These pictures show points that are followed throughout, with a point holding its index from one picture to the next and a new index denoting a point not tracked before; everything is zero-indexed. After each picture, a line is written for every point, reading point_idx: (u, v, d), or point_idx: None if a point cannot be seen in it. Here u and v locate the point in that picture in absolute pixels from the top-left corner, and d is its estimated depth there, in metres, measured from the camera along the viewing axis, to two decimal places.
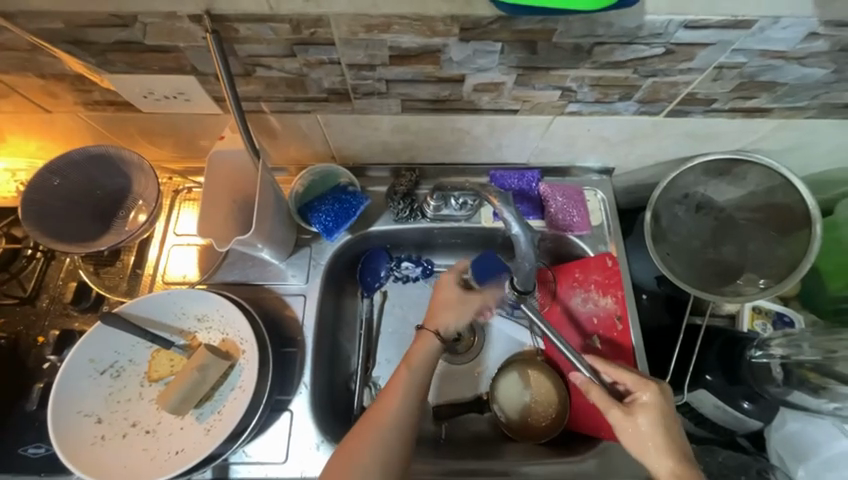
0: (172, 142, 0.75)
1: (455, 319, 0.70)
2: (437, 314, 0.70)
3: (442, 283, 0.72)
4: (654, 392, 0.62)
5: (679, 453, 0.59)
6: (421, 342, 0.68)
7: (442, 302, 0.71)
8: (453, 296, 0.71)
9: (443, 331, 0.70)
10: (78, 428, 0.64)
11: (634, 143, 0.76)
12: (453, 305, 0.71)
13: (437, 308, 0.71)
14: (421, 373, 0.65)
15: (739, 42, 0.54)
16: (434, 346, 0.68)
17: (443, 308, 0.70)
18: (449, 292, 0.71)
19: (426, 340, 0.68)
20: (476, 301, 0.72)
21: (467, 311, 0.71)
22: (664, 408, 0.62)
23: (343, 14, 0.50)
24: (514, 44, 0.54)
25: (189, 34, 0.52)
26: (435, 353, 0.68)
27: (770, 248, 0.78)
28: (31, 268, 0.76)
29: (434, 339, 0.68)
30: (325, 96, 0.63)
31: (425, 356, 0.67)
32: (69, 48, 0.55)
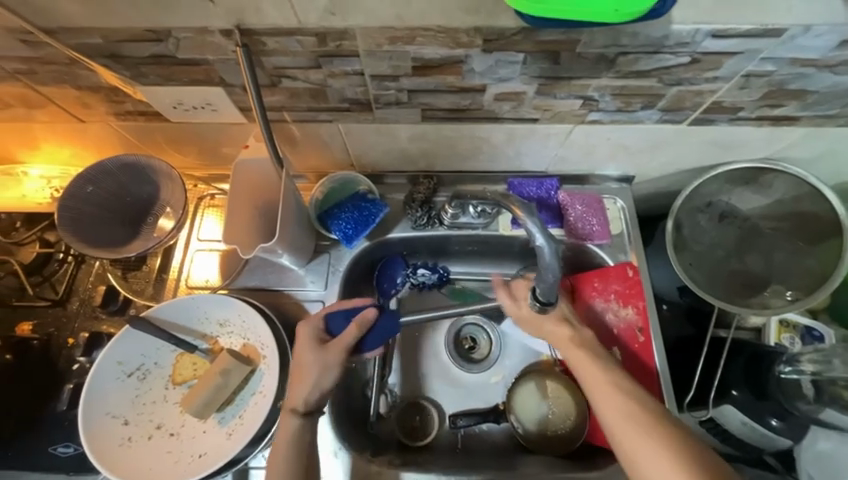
0: (197, 150, 0.78)
1: (312, 385, 0.63)
2: (291, 392, 0.63)
3: (301, 343, 0.66)
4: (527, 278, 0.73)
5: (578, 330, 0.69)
6: (282, 429, 0.63)
7: (293, 375, 0.65)
8: (303, 361, 0.64)
9: (301, 407, 0.63)
10: (106, 429, 0.66)
11: (656, 151, 0.75)
12: (308, 371, 0.64)
13: (294, 379, 0.64)
14: (292, 454, 0.61)
15: (768, 50, 0.53)
16: (293, 426, 0.62)
17: (300, 378, 0.64)
18: (302, 357, 0.65)
19: (283, 421, 0.62)
20: (333, 353, 0.65)
21: (324, 372, 0.64)
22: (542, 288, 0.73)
23: (368, 27, 0.50)
24: (537, 54, 0.54)
25: (219, 47, 0.54)
26: (296, 431, 0.62)
27: (797, 259, 0.76)
28: (63, 271, 0.79)
29: (288, 416, 0.62)
30: (347, 105, 0.64)
31: (288, 442, 0.61)
32: (105, 62, 0.57)
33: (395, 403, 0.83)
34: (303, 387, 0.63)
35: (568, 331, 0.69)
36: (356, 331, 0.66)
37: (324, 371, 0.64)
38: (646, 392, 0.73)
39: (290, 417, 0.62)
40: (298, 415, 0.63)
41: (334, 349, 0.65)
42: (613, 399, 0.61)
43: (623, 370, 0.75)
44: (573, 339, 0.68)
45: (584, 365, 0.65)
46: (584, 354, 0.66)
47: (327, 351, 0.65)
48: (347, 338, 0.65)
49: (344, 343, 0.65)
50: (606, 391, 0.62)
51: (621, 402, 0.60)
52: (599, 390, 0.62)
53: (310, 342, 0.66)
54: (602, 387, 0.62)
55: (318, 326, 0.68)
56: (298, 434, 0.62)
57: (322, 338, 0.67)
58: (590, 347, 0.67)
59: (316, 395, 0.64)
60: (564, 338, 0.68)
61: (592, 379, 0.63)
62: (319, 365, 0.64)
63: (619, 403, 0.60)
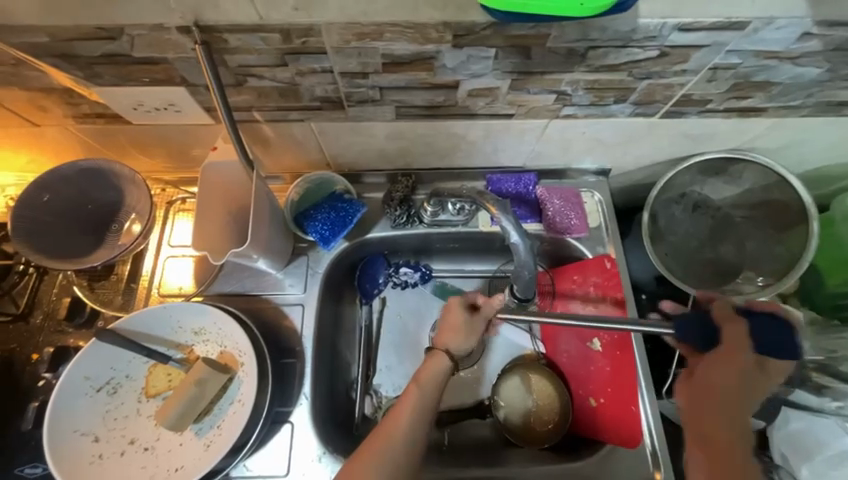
0: (164, 152, 0.74)
1: (463, 339, 0.70)
2: (446, 336, 0.70)
3: (723, 320, 0.63)
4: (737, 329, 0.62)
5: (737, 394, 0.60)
6: (429, 361, 0.68)
7: (447, 325, 0.71)
8: (455, 318, 0.71)
9: (453, 352, 0.70)
10: (74, 447, 0.63)
11: (630, 144, 0.76)
12: (468, 320, 0.71)
13: (448, 327, 0.71)
14: (430, 393, 0.65)
15: (733, 43, 0.53)
16: (447, 366, 0.68)
17: (454, 332, 0.70)
18: (453, 312, 0.71)
19: (436, 360, 0.68)
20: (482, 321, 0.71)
21: (471, 332, 0.71)
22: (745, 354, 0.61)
23: (334, 23, 0.49)
24: (507, 50, 0.53)
25: (178, 44, 0.51)
26: (448, 367, 0.68)
27: (766, 247, 0.80)
28: (23, 284, 0.75)
29: (443, 356, 0.68)
30: (319, 104, 0.63)
31: (437, 378, 0.66)
32: (56, 62, 0.54)
33: (380, 404, 0.81)
34: (457, 336, 0.70)
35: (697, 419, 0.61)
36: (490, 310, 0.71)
37: (472, 328, 0.71)
38: (623, 381, 0.76)
39: (446, 357, 0.68)
40: (448, 358, 0.68)
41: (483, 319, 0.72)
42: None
43: (602, 361, 0.78)
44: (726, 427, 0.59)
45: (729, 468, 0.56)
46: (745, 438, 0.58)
47: (481, 321, 0.71)
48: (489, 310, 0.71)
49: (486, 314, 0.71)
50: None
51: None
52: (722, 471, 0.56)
53: (464, 307, 0.71)
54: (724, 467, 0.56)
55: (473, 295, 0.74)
56: (445, 373, 0.67)
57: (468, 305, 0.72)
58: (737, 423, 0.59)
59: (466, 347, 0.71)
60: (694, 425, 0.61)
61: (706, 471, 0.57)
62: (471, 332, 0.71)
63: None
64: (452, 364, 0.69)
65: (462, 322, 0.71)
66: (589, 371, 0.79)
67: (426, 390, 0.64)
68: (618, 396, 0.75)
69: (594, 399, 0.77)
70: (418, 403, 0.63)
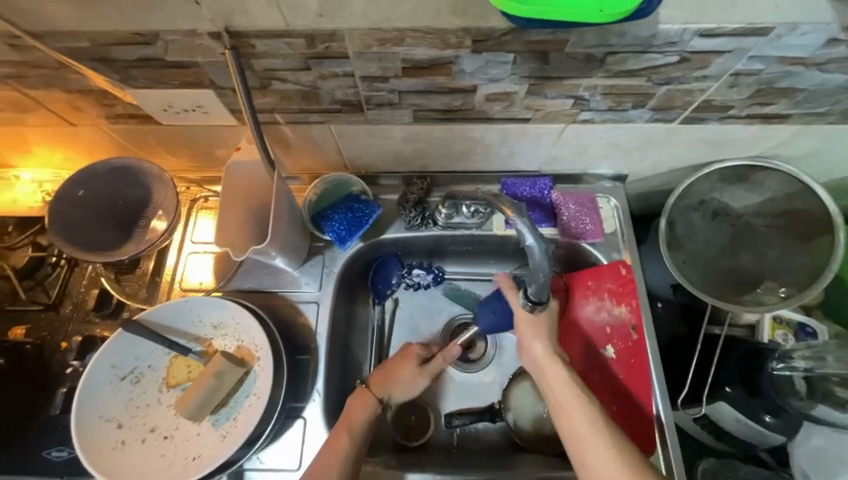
0: (190, 152, 0.77)
1: (396, 390, 0.72)
2: (381, 382, 0.72)
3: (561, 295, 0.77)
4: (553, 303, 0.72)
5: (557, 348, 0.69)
6: (359, 404, 0.69)
7: (386, 372, 0.73)
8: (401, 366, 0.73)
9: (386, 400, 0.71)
10: (99, 433, 0.65)
11: (648, 150, 0.75)
12: (416, 369, 0.73)
13: (389, 377, 0.72)
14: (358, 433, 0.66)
15: (757, 49, 0.53)
16: (377, 411, 0.69)
17: (389, 379, 0.72)
18: (403, 364, 0.73)
19: (363, 400, 0.69)
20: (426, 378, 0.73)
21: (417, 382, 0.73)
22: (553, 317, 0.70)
23: (357, 29, 0.50)
24: (526, 55, 0.54)
25: (208, 49, 0.53)
26: (376, 411, 0.69)
27: (788, 257, 0.78)
28: (55, 275, 0.79)
29: (373, 401, 0.70)
30: (339, 107, 0.64)
31: (367, 416, 0.68)
32: (95, 65, 0.57)
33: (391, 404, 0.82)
34: (399, 385, 0.72)
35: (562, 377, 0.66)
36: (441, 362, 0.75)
37: (418, 378, 0.73)
38: (638, 390, 0.74)
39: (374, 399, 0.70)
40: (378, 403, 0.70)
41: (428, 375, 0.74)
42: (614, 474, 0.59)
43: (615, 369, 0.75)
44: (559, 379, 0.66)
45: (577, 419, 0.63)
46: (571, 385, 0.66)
47: (426, 376, 0.73)
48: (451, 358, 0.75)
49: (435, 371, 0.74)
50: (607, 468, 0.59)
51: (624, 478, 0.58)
52: (587, 449, 0.61)
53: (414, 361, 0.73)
54: (593, 442, 0.61)
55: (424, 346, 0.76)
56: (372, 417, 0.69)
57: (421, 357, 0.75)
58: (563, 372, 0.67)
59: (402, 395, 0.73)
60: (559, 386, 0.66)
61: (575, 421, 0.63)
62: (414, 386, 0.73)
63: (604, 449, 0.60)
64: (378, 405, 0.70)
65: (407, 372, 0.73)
66: (595, 381, 0.75)
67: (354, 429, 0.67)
68: (630, 404, 0.74)
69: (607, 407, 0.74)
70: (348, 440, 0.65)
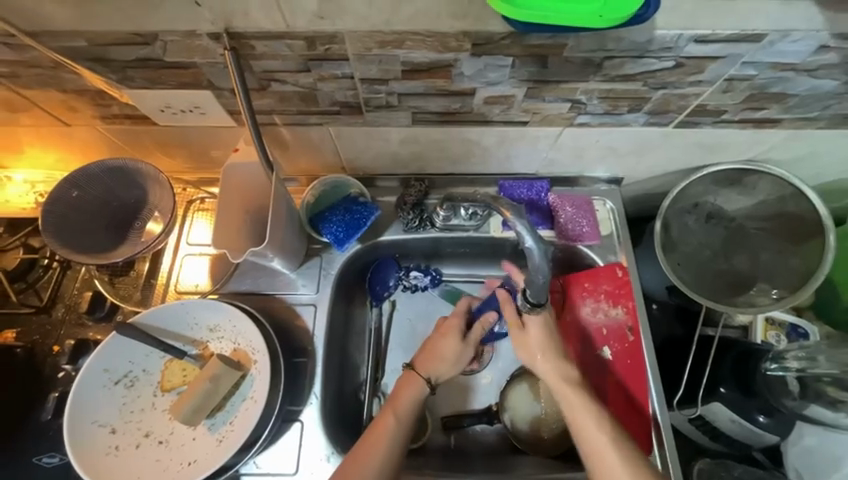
0: (186, 153, 0.77)
1: (443, 366, 0.72)
2: (427, 361, 0.72)
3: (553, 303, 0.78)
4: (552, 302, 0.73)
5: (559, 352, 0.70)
6: (406, 385, 0.70)
7: (429, 353, 0.73)
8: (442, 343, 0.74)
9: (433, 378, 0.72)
10: (92, 438, 0.64)
11: (643, 153, 0.76)
12: (456, 341, 0.74)
13: (433, 356, 0.73)
14: (406, 417, 0.67)
15: (749, 55, 0.54)
16: (424, 393, 0.70)
17: (437, 358, 0.72)
18: (448, 341, 0.74)
19: (412, 381, 0.71)
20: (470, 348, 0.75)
21: (461, 359, 0.74)
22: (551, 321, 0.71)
23: (358, 31, 0.50)
24: (525, 58, 0.54)
25: (207, 50, 0.53)
26: (422, 394, 0.70)
27: (780, 259, 0.79)
28: (47, 277, 0.78)
29: (422, 383, 0.70)
30: (338, 109, 0.64)
31: (415, 398, 0.69)
32: (91, 66, 0.56)
33: None
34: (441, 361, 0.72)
35: (568, 381, 0.68)
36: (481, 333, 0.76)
37: (464, 349, 0.74)
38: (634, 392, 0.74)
39: (422, 378, 0.71)
40: (426, 382, 0.71)
41: (472, 347, 0.75)
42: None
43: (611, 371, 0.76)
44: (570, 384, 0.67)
45: (588, 424, 0.64)
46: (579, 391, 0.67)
47: (471, 346, 0.75)
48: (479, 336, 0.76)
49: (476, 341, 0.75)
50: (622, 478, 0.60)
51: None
52: (602, 454, 0.62)
53: (458, 333, 0.75)
54: (604, 445, 0.62)
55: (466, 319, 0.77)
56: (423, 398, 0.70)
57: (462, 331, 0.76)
58: (562, 371, 0.68)
59: (454, 370, 0.74)
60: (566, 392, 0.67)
61: (585, 429, 0.64)
62: (461, 359, 0.74)
63: (614, 453, 0.62)
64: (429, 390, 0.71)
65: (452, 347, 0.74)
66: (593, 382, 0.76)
67: (401, 409, 0.68)
68: (627, 406, 0.74)
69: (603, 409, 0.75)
70: (397, 421, 0.66)
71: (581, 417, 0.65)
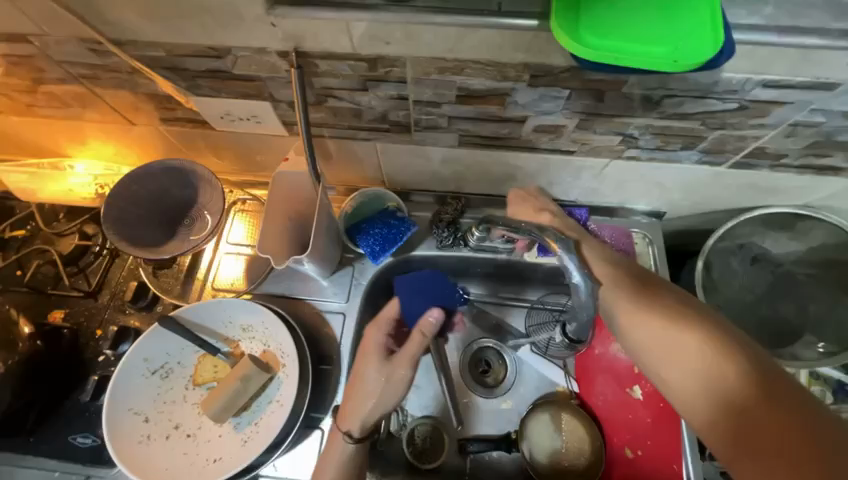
0: (236, 157, 0.80)
1: (369, 402, 0.64)
2: (347, 412, 0.65)
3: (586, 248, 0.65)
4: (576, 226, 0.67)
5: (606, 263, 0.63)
6: (330, 447, 0.65)
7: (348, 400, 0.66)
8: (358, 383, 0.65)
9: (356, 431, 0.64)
10: (127, 425, 0.66)
11: (691, 190, 0.74)
12: (377, 367, 0.65)
13: (352, 403, 0.65)
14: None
15: (820, 102, 0.52)
16: (350, 448, 0.64)
17: (358, 397, 0.64)
18: (365, 368, 0.65)
19: (337, 440, 0.65)
20: (402, 366, 0.64)
21: (387, 385, 0.64)
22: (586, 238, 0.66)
23: (420, 57, 0.52)
24: (582, 92, 0.54)
25: (274, 66, 0.56)
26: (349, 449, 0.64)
27: (832, 311, 0.76)
28: (97, 264, 0.82)
29: (344, 439, 0.64)
30: (387, 126, 0.66)
31: (340, 459, 0.64)
32: (166, 73, 0.59)
33: (406, 422, 0.82)
34: (357, 405, 0.64)
35: (612, 288, 0.60)
36: (421, 338, 0.64)
37: (390, 374, 0.64)
38: (665, 436, 0.73)
39: (343, 434, 0.64)
40: (349, 437, 0.64)
41: (400, 363, 0.64)
42: (699, 364, 0.51)
43: (642, 412, 0.75)
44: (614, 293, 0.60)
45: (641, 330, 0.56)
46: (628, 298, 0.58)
47: (395, 364, 0.64)
48: (413, 349, 0.65)
49: (413, 354, 0.64)
50: (692, 367, 0.52)
51: (713, 380, 0.50)
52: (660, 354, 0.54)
53: (379, 355, 0.66)
54: (661, 336, 0.54)
55: (389, 331, 0.68)
56: (353, 457, 0.64)
57: (388, 351, 0.67)
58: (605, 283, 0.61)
59: (385, 406, 0.64)
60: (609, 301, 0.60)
61: (642, 333, 0.56)
62: (386, 382, 0.64)
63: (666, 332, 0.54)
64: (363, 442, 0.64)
65: (373, 372, 0.64)
66: (622, 420, 0.76)
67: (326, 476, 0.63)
68: (658, 451, 0.73)
69: (631, 449, 0.74)
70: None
71: (634, 321, 0.57)
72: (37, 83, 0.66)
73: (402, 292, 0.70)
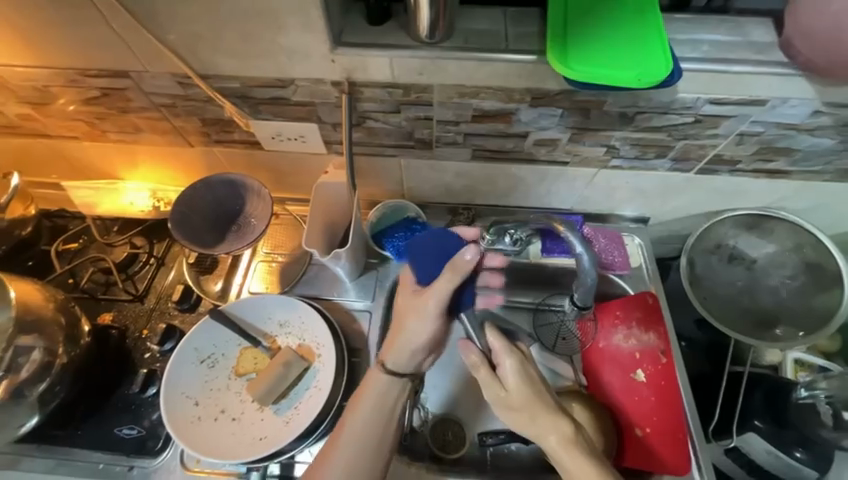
0: (277, 177, 0.92)
1: (408, 341, 0.69)
2: (387, 352, 0.71)
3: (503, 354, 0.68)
4: (516, 358, 0.68)
5: (539, 405, 0.65)
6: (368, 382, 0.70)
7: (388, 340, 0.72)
8: (397, 322, 0.71)
9: (394, 367, 0.70)
10: (180, 407, 0.73)
11: (669, 196, 0.87)
12: (416, 316, 0.67)
13: (391, 341, 0.71)
14: (373, 411, 0.69)
15: (757, 115, 0.67)
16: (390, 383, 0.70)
17: (395, 338, 0.70)
18: (401, 307, 0.71)
19: (376, 376, 0.70)
20: (428, 301, 0.66)
21: (422, 322, 0.67)
22: (524, 362, 0.68)
23: (446, 85, 0.66)
24: (572, 110, 0.69)
25: (327, 93, 0.69)
26: (389, 385, 0.70)
27: (803, 300, 0.87)
28: (144, 271, 0.90)
29: (382, 375, 0.70)
30: (412, 143, 0.79)
31: (377, 393, 0.69)
32: (236, 101, 0.73)
33: (427, 418, 0.87)
34: (395, 347, 0.70)
35: (551, 422, 0.65)
36: (449, 279, 0.64)
37: (426, 320, 0.67)
38: (668, 413, 0.79)
39: (383, 371, 0.70)
40: (390, 375, 0.70)
41: (430, 296, 0.66)
42: None
43: (646, 392, 0.81)
44: (550, 440, 0.64)
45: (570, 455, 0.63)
46: (565, 448, 0.63)
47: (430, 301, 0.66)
48: (442, 287, 0.65)
49: (442, 293, 0.65)
50: None
51: None
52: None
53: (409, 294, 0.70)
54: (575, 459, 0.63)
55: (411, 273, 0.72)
56: (388, 389, 0.70)
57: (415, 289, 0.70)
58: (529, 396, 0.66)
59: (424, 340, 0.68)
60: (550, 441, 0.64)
61: (567, 459, 0.63)
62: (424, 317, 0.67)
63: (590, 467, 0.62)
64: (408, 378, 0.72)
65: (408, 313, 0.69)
66: (631, 403, 0.81)
67: (363, 405, 0.69)
68: (664, 426, 0.79)
69: (640, 428, 0.79)
70: (363, 415, 0.68)
71: (564, 448, 0.64)
72: (121, 111, 0.79)
73: (419, 248, 0.69)
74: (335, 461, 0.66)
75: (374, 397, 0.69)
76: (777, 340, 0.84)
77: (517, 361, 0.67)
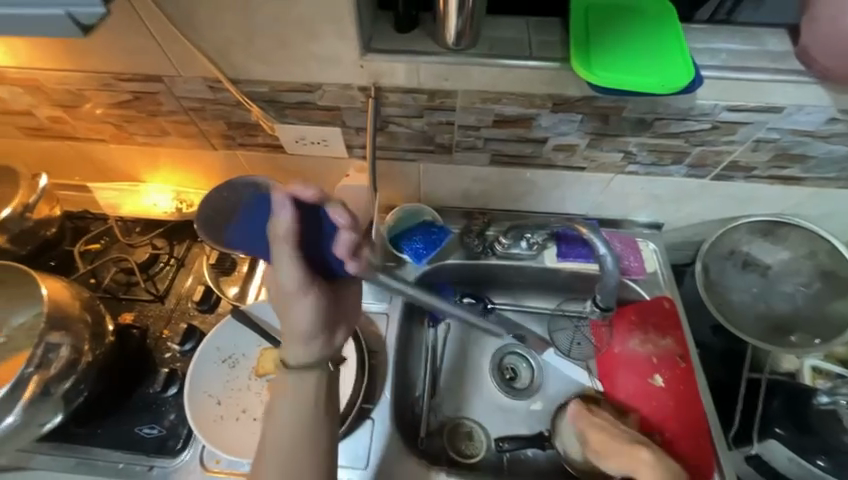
0: (295, 180, 0.93)
1: (295, 329, 0.59)
2: (286, 347, 0.62)
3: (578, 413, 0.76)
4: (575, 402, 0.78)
5: (602, 427, 0.73)
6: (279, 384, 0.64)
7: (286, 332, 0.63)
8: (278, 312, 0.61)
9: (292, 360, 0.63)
10: (203, 406, 0.73)
11: (683, 202, 0.88)
12: (285, 302, 0.58)
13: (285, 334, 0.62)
14: (300, 405, 0.62)
15: (773, 122, 0.68)
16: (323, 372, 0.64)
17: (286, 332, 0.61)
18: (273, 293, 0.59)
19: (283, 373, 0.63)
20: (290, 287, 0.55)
21: (287, 307, 0.58)
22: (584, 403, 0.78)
23: (469, 91, 0.68)
24: (592, 116, 0.71)
25: (353, 98, 0.71)
26: (311, 379, 0.63)
27: (818, 306, 0.87)
28: (165, 272, 0.91)
29: (287, 369, 0.63)
30: (432, 148, 0.81)
31: (297, 389, 0.63)
32: (263, 105, 0.75)
33: (443, 421, 0.88)
34: (291, 342, 0.62)
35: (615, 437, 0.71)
36: (284, 252, 0.52)
37: (298, 301, 0.57)
38: (686, 419, 0.79)
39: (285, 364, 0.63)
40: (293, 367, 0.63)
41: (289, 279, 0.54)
42: None
43: (664, 398, 0.80)
44: (622, 454, 0.69)
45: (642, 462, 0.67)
46: (631, 450, 0.68)
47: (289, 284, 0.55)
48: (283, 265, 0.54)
49: (292, 271, 0.54)
50: None
51: None
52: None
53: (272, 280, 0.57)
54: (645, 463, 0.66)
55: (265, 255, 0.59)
56: (318, 382, 0.63)
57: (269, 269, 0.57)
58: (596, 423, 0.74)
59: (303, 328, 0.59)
60: (618, 459, 0.69)
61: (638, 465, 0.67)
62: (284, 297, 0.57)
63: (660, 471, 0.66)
64: (323, 366, 0.64)
65: (293, 305, 0.57)
66: (651, 408, 0.80)
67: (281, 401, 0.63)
68: (685, 432, 0.78)
69: (659, 434, 0.79)
70: (289, 410, 0.62)
71: (634, 456, 0.68)
72: (150, 115, 0.81)
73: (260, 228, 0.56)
74: (266, 460, 0.61)
75: (294, 391, 0.63)
76: (793, 347, 0.84)
77: (578, 405, 0.77)
